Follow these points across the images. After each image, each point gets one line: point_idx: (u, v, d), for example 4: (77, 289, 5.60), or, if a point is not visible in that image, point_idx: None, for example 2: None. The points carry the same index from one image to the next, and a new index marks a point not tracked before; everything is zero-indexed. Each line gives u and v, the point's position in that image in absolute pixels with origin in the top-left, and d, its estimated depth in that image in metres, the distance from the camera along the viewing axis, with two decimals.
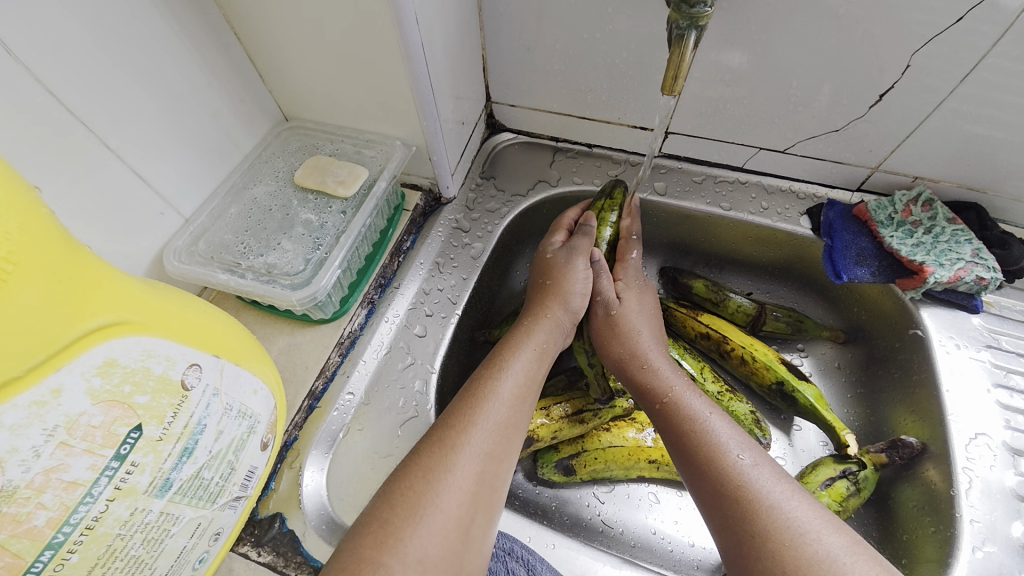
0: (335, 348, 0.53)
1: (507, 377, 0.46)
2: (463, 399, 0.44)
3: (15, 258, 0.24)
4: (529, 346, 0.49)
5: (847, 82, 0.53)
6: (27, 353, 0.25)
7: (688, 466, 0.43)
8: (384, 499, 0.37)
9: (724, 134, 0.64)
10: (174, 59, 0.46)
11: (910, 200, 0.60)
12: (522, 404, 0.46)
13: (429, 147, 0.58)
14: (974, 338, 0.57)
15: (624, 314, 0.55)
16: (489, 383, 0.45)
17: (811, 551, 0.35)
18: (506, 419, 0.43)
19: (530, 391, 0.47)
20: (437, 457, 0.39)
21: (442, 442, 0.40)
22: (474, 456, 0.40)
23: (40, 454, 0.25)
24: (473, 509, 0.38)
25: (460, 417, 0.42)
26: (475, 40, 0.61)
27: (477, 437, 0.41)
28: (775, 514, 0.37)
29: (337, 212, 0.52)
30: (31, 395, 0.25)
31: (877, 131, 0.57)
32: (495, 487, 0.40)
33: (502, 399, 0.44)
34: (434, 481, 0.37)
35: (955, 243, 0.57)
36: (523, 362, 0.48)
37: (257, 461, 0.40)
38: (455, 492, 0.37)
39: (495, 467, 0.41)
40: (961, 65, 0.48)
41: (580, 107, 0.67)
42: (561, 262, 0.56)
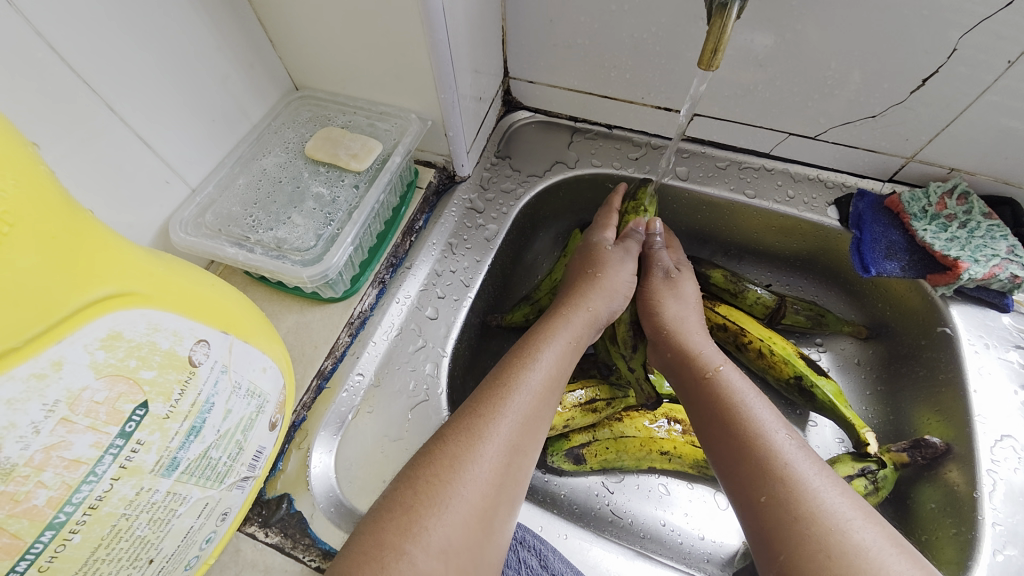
0: (345, 328, 0.52)
1: (536, 369, 0.44)
2: (490, 385, 0.43)
3: (12, 220, 0.23)
4: (560, 336, 0.48)
5: (889, 67, 0.50)
6: (24, 323, 0.23)
7: (724, 449, 0.42)
8: (406, 485, 0.36)
9: (752, 118, 0.61)
10: (179, 19, 0.43)
11: (944, 192, 0.57)
12: (550, 395, 0.44)
13: (445, 122, 0.55)
14: (1003, 339, 0.55)
15: (681, 286, 0.55)
16: (518, 372, 0.43)
17: (856, 540, 0.34)
18: (533, 409, 0.42)
19: (559, 382, 0.45)
20: (463, 446, 0.38)
21: (468, 431, 0.39)
22: (499, 445, 0.38)
23: (39, 430, 0.24)
24: (497, 496, 0.37)
25: (488, 404, 0.41)
26: (496, 10, 0.58)
27: (504, 427, 0.39)
28: (816, 500, 0.36)
29: (350, 186, 0.50)
30: (29, 368, 0.23)
31: (916, 119, 0.54)
32: (519, 478, 0.39)
33: (531, 390, 0.42)
34: (460, 470, 0.36)
35: (990, 238, 0.54)
36: (554, 352, 0.46)
37: (266, 442, 0.39)
38: (480, 482, 0.36)
39: (520, 458, 0.39)
40: (1012, 52, 0.45)
41: (602, 85, 0.64)
42: (613, 261, 0.54)
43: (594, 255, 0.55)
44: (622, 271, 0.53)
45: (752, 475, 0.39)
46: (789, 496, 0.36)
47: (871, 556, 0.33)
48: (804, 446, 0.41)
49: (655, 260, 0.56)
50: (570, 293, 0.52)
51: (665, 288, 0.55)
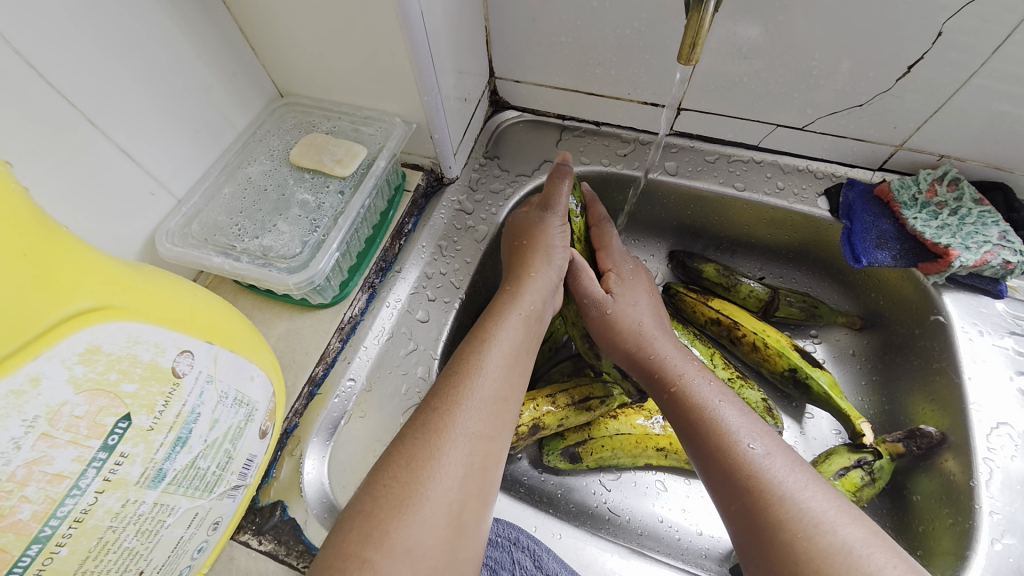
0: (335, 334, 0.52)
1: (494, 354, 0.43)
2: (446, 378, 0.42)
3: None
4: (512, 315, 0.47)
5: (873, 55, 0.50)
6: None
7: (701, 459, 0.41)
8: (365, 491, 0.35)
9: (739, 110, 0.60)
10: (159, 30, 0.43)
11: (935, 179, 0.57)
12: (512, 375, 0.44)
13: (431, 125, 0.55)
14: (997, 325, 0.54)
15: (616, 311, 0.52)
16: (472, 359, 0.43)
17: (821, 543, 0.33)
18: (493, 394, 0.41)
19: (517, 361, 0.45)
20: (421, 443, 0.37)
21: (425, 427, 0.38)
22: (459, 440, 0.38)
23: (21, 445, 0.24)
24: (465, 494, 0.36)
25: (445, 397, 0.40)
26: (478, 11, 0.58)
27: (463, 419, 0.39)
28: (784, 505, 0.35)
29: (335, 192, 0.49)
30: (6, 384, 0.23)
31: (903, 107, 0.54)
32: (487, 466, 0.38)
33: (488, 375, 0.42)
34: (418, 469, 0.36)
35: (982, 224, 0.54)
36: (510, 331, 0.46)
37: (256, 450, 0.39)
38: (442, 479, 0.36)
39: (487, 445, 0.39)
40: (993, 38, 0.45)
41: (588, 82, 0.64)
42: (537, 222, 0.54)
43: (522, 225, 0.55)
44: (553, 254, 0.53)
45: (724, 481, 0.39)
46: (758, 500, 0.36)
47: (842, 557, 0.32)
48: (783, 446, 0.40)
49: (585, 296, 0.54)
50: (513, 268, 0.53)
51: (602, 318, 0.52)
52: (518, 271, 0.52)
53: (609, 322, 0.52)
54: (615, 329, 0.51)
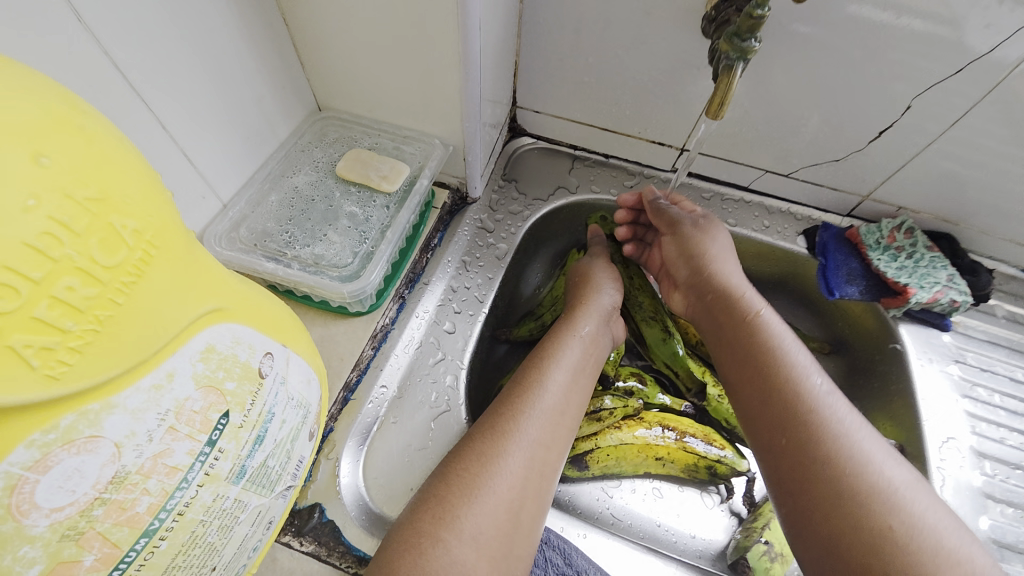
0: (369, 341, 0.53)
1: (556, 369, 0.48)
2: (514, 389, 0.47)
3: (156, 241, 0.22)
4: (571, 336, 0.52)
5: (852, 120, 0.59)
6: (152, 337, 0.23)
7: (768, 425, 0.45)
8: (439, 479, 0.41)
9: (735, 155, 0.68)
10: (229, 42, 0.45)
11: (894, 227, 0.67)
12: (570, 392, 0.48)
13: (466, 148, 0.59)
14: (944, 354, 0.64)
15: (688, 275, 0.60)
16: (535, 373, 0.48)
17: (895, 520, 0.37)
18: (553, 406, 0.46)
19: (575, 377, 0.49)
20: (489, 442, 0.42)
21: (493, 428, 0.43)
22: (522, 442, 0.43)
23: (152, 438, 0.24)
24: (524, 492, 0.41)
25: (510, 403, 0.45)
26: (512, 47, 0.63)
27: (527, 426, 0.44)
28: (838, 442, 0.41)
29: (381, 206, 0.52)
30: (151, 379, 0.24)
31: (872, 164, 0.63)
32: (544, 472, 0.43)
33: (549, 388, 0.47)
34: (487, 463, 0.41)
35: (932, 268, 0.64)
36: (570, 350, 0.51)
37: (305, 451, 0.41)
38: (507, 476, 0.41)
39: (544, 454, 0.44)
40: (955, 110, 0.54)
41: (603, 118, 0.70)
42: (587, 267, 0.62)
43: (575, 269, 0.63)
44: (604, 290, 0.58)
45: (785, 448, 0.43)
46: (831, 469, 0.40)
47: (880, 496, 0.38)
48: (855, 416, 0.43)
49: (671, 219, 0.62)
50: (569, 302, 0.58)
51: (676, 279, 0.61)
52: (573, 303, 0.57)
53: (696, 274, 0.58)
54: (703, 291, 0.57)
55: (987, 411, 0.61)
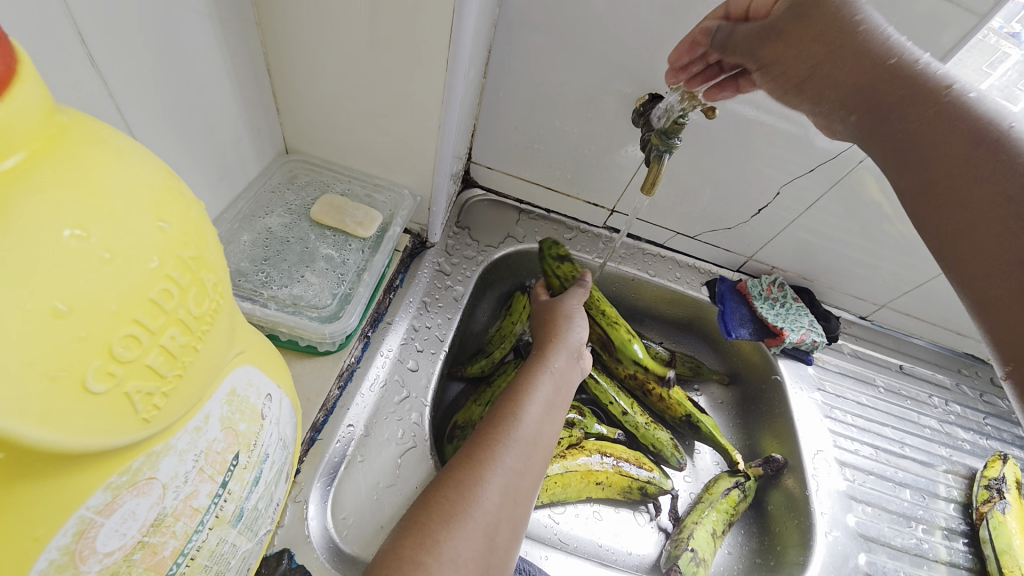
0: (336, 380, 0.54)
1: (530, 402, 0.54)
2: (493, 422, 0.51)
3: (222, 294, 0.25)
4: (546, 373, 0.58)
5: (740, 199, 0.75)
6: (206, 381, 0.25)
7: (971, 172, 0.36)
8: (421, 507, 0.44)
9: (653, 218, 0.83)
10: (217, 87, 0.47)
11: (770, 282, 0.84)
12: (542, 425, 0.54)
13: (433, 199, 0.64)
14: (809, 382, 0.80)
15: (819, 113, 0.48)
16: (514, 407, 0.53)
17: None
18: (528, 437, 0.51)
19: (548, 410, 0.55)
20: (469, 471, 0.46)
21: (473, 459, 0.47)
22: (499, 471, 0.47)
23: (188, 481, 0.25)
24: (499, 518, 0.45)
25: (488, 435, 0.50)
26: (473, 113, 0.72)
27: (503, 456, 0.48)
28: None
29: (357, 250, 0.54)
30: (193, 421, 0.25)
31: (753, 233, 0.80)
32: (517, 498, 0.47)
33: (525, 420, 0.52)
34: (466, 491, 0.45)
35: (799, 314, 0.81)
36: (543, 386, 0.56)
37: (281, 492, 0.41)
38: (484, 502, 0.45)
39: (518, 482, 0.48)
40: (807, 197, 0.73)
41: (548, 179, 0.81)
42: (564, 300, 0.67)
43: (546, 307, 0.68)
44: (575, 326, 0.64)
45: (1006, 232, 0.34)
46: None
47: None
48: None
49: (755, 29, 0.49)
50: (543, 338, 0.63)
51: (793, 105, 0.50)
52: (547, 340, 0.62)
53: (812, 92, 0.47)
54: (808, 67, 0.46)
55: (845, 428, 0.77)
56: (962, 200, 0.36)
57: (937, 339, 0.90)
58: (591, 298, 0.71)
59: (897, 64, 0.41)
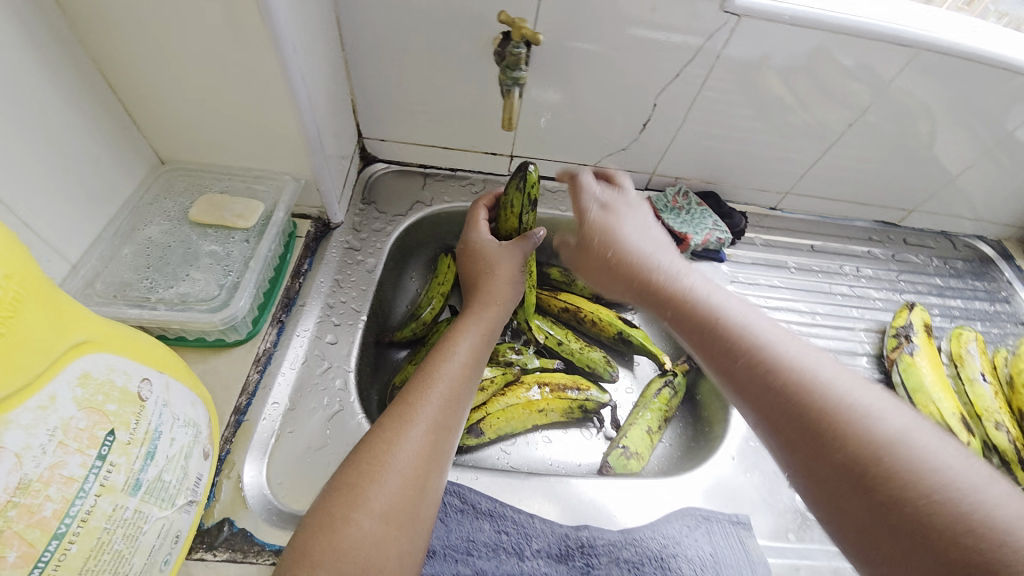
0: (253, 366, 0.58)
1: (453, 361, 0.57)
2: (418, 382, 0.54)
3: (20, 292, 0.29)
4: (472, 332, 0.62)
5: (624, 117, 0.78)
6: (30, 365, 0.29)
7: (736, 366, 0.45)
8: (351, 467, 0.46)
9: (552, 154, 0.85)
10: (58, 111, 0.48)
11: (676, 193, 0.87)
12: (468, 378, 0.57)
13: (318, 181, 0.66)
14: (722, 277, 0.84)
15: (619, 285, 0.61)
16: (438, 365, 0.56)
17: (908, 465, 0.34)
18: (453, 391, 0.54)
19: (473, 364, 0.59)
20: (395, 429, 0.49)
21: (400, 417, 0.50)
22: (425, 426, 0.50)
23: (46, 450, 0.29)
24: (427, 467, 0.49)
25: (415, 394, 0.52)
26: (346, 87, 0.72)
27: (428, 411, 0.51)
28: (852, 429, 0.37)
29: (241, 241, 0.57)
30: (35, 400, 0.29)
31: (647, 148, 0.83)
32: (445, 446, 0.51)
33: (449, 377, 0.55)
34: (395, 447, 0.48)
35: (702, 217, 0.84)
36: (466, 343, 0.60)
37: (202, 469, 0.45)
38: (412, 454, 0.48)
39: (445, 433, 0.51)
40: (684, 102, 0.75)
41: (442, 138, 0.83)
42: (498, 252, 0.70)
43: (478, 261, 0.70)
44: (511, 285, 0.68)
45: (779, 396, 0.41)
46: (910, 480, 0.34)
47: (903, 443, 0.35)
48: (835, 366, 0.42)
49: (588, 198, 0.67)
50: (479, 295, 0.67)
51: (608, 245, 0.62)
52: (480, 299, 0.66)
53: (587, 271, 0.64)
54: (602, 267, 0.62)
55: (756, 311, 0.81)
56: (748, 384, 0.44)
57: (841, 212, 0.95)
58: (510, 197, 0.70)
59: (674, 274, 0.54)
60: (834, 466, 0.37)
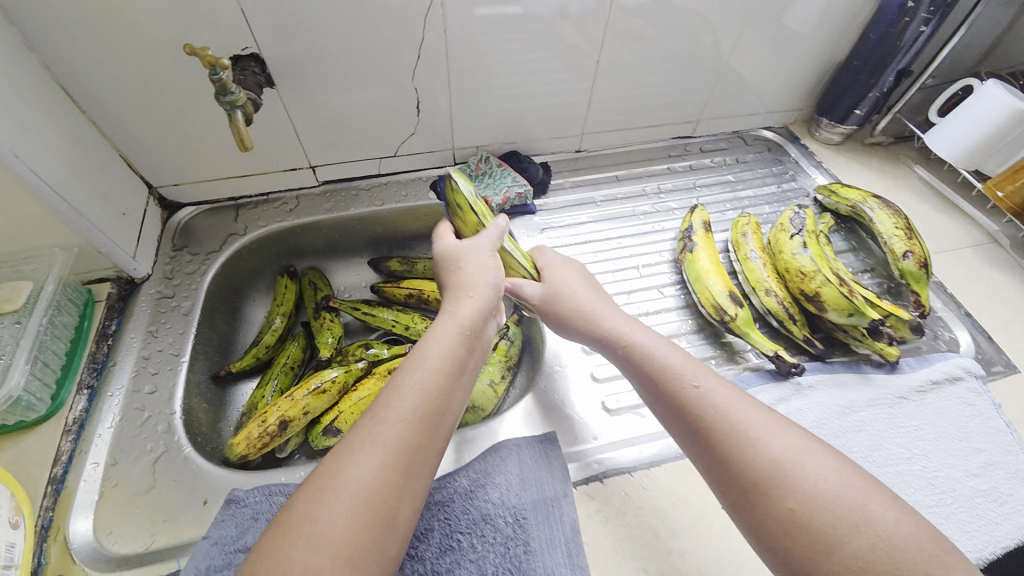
0: (63, 437, 0.61)
1: (421, 370, 0.49)
2: (383, 395, 0.47)
3: None
4: (450, 332, 0.53)
5: (395, 106, 0.82)
6: None
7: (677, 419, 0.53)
8: (299, 496, 0.40)
9: (349, 156, 0.88)
10: None
11: (478, 161, 0.92)
12: (439, 391, 0.48)
13: (94, 242, 0.68)
14: (535, 227, 0.91)
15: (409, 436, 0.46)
16: (408, 370, 0.49)
17: (826, 519, 0.41)
18: (425, 401, 0.47)
19: (452, 370, 0.51)
20: (351, 447, 0.42)
21: (360, 435, 0.44)
22: (386, 441, 0.43)
23: None
24: (382, 496, 0.41)
25: (377, 408, 0.46)
26: (106, 146, 0.73)
27: (388, 427, 0.44)
28: (755, 446, 0.47)
29: (12, 323, 0.60)
30: None
31: (434, 128, 0.88)
32: (411, 468, 0.44)
33: (421, 385, 0.48)
34: (346, 470, 0.41)
35: (502, 178, 0.89)
36: (441, 346, 0.52)
37: (13, 537, 0.50)
38: (366, 479, 0.41)
39: (412, 451, 0.44)
40: (441, 79, 0.80)
41: (234, 168, 0.84)
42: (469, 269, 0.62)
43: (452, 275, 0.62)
44: (484, 295, 0.59)
45: (719, 442, 0.48)
46: (806, 509, 0.42)
47: (820, 498, 0.42)
48: (753, 415, 0.49)
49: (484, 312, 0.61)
50: (450, 309, 0.57)
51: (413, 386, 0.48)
52: (458, 300, 0.58)
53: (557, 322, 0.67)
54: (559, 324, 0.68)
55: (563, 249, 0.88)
56: (695, 449, 0.51)
57: (638, 138, 1.03)
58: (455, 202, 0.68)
59: (609, 332, 0.62)
60: (772, 513, 0.44)
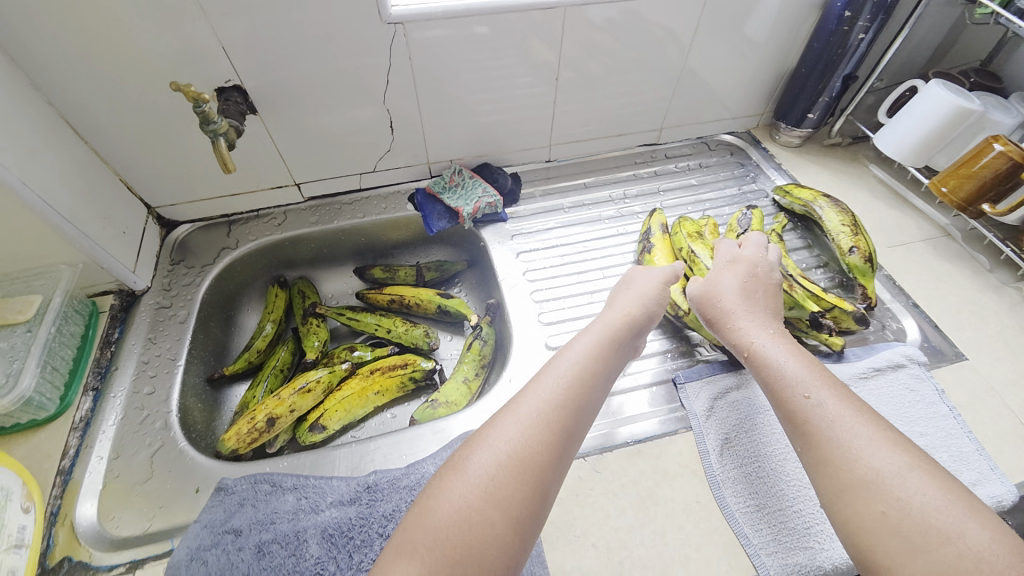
0: (71, 433, 0.67)
1: (549, 376, 0.55)
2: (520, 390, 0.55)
3: None
4: (593, 332, 0.62)
5: (370, 126, 0.89)
6: None
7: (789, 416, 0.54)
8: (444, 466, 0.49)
9: (331, 173, 0.95)
10: None
11: (452, 172, 0.99)
12: (567, 396, 0.53)
13: (94, 259, 0.75)
14: (506, 235, 0.97)
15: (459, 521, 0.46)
16: (538, 374, 0.56)
17: (896, 507, 0.43)
18: (548, 402, 0.52)
19: (581, 378, 0.56)
20: (485, 431, 0.51)
21: (495, 418, 0.52)
22: (510, 428, 0.50)
23: None
24: (498, 479, 0.46)
25: (513, 400, 0.54)
26: (107, 172, 0.80)
27: (516, 415, 0.51)
28: (839, 438, 0.49)
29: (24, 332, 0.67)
30: None
31: (408, 144, 0.94)
32: (533, 463, 0.48)
33: (543, 390, 0.54)
34: (480, 445, 0.49)
35: (473, 188, 0.97)
36: (581, 347, 0.60)
37: (24, 520, 0.57)
38: (493, 457, 0.48)
39: (535, 445, 0.49)
40: (410, 100, 0.87)
41: (225, 187, 0.92)
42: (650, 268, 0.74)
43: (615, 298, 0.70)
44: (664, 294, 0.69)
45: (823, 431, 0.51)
46: (886, 505, 0.44)
47: (894, 492, 0.44)
48: (857, 423, 0.49)
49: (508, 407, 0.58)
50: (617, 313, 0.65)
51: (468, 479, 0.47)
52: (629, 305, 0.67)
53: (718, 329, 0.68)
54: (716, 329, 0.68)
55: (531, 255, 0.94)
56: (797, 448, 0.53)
57: (604, 148, 1.09)
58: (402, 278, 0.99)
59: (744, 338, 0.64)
60: (852, 500, 0.46)
